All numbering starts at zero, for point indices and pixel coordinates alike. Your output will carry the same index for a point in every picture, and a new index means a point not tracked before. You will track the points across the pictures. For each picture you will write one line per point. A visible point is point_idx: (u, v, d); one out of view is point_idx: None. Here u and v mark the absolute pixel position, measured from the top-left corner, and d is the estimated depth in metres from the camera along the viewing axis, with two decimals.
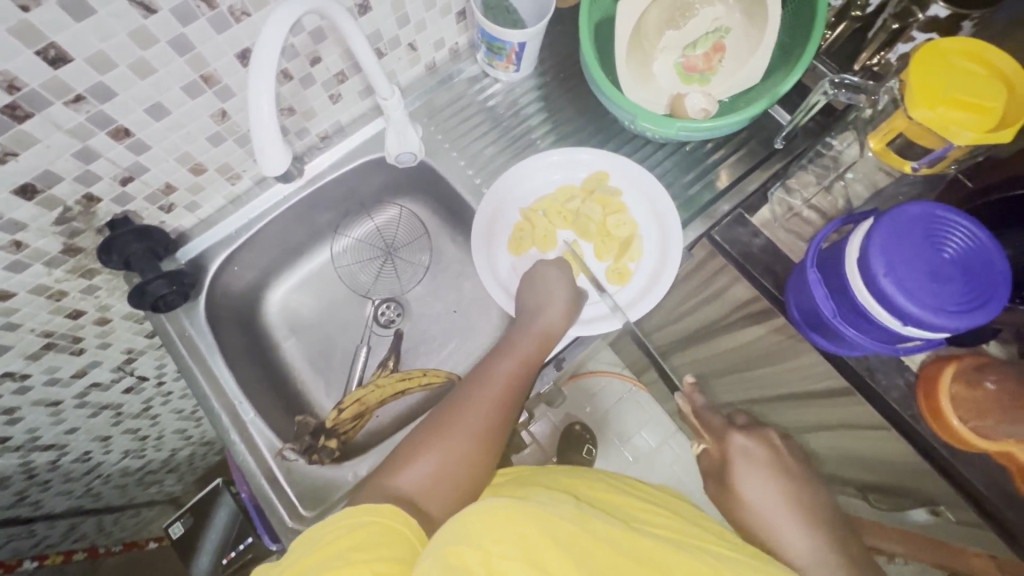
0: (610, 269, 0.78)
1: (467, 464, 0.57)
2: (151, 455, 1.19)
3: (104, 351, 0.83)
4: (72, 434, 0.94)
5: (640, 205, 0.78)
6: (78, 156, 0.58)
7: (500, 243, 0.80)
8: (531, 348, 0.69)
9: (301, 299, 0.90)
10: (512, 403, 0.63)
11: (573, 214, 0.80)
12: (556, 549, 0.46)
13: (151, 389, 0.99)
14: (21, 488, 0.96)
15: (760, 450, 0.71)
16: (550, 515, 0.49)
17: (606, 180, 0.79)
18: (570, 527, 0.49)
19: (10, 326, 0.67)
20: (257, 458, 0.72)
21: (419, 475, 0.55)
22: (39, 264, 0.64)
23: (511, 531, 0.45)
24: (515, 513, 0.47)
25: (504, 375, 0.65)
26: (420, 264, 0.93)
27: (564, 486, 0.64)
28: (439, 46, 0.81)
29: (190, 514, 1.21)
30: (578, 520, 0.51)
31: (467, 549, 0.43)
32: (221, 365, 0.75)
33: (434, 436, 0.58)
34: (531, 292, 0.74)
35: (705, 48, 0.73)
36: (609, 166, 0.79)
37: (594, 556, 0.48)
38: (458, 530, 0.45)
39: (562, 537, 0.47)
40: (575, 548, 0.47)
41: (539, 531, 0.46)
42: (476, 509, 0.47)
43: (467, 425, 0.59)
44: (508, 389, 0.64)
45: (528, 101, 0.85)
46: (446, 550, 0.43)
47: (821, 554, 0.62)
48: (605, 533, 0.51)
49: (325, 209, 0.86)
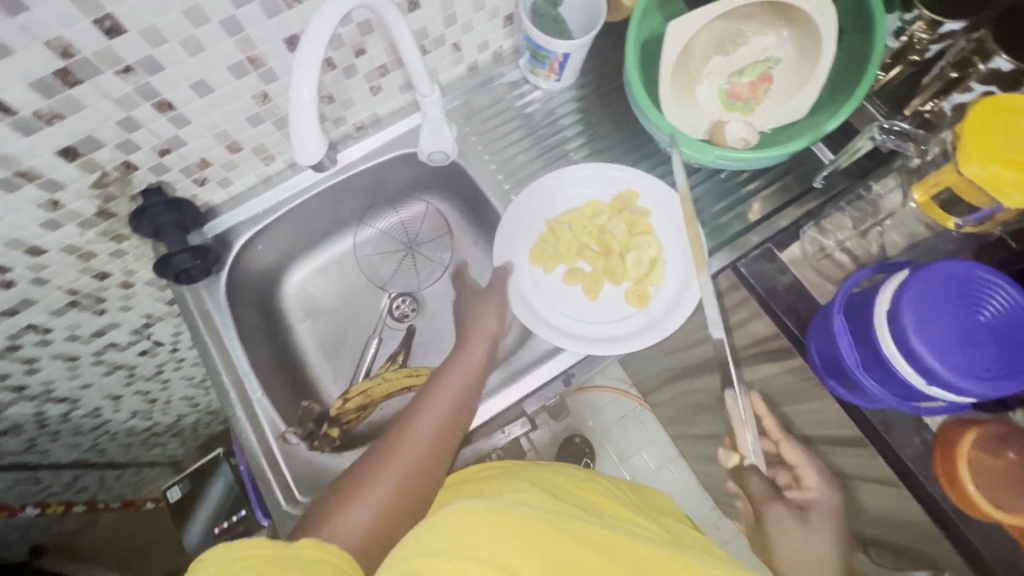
0: (630, 291, 0.76)
1: (405, 496, 0.56)
2: (158, 417, 1.22)
3: (125, 314, 0.86)
4: (85, 389, 0.97)
5: (666, 227, 0.78)
6: (121, 124, 0.59)
7: (523, 250, 0.78)
8: (467, 368, 0.70)
9: (319, 284, 0.91)
10: (458, 410, 0.65)
11: (599, 230, 0.79)
12: (528, 552, 0.47)
13: (165, 353, 1.02)
14: (31, 436, 0.98)
15: None
16: (523, 513, 0.50)
17: (635, 200, 0.78)
18: (542, 526, 0.49)
19: (39, 281, 0.70)
20: (260, 437, 0.72)
21: (361, 509, 0.53)
22: (73, 224, 0.66)
23: (486, 535, 0.47)
24: (488, 516, 0.48)
25: (443, 408, 0.64)
26: (439, 262, 0.92)
27: (548, 479, 0.63)
28: (484, 48, 0.81)
29: (187, 480, 1.24)
30: (552, 516, 0.51)
31: (438, 560, 0.44)
32: (235, 343, 0.76)
33: (383, 458, 0.58)
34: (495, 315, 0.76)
35: (752, 77, 0.72)
36: (638, 184, 0.79)
37: (572, 560, 0.48)
38: (425, 537, 0.46)
39: (534, 536, 0.48)
40: (548, 545, 0.48)
41: (512, 538, 0.47)
42: (449, 515, 0.48)
43: (416, 442, 0.60)
44: (455, 402, 0.65)
45: (566, 112, 0.84)
46: (415, 563, 0.44)
47: None
48: (578, 529, 0.52)
49: (352, 199, 0.87)
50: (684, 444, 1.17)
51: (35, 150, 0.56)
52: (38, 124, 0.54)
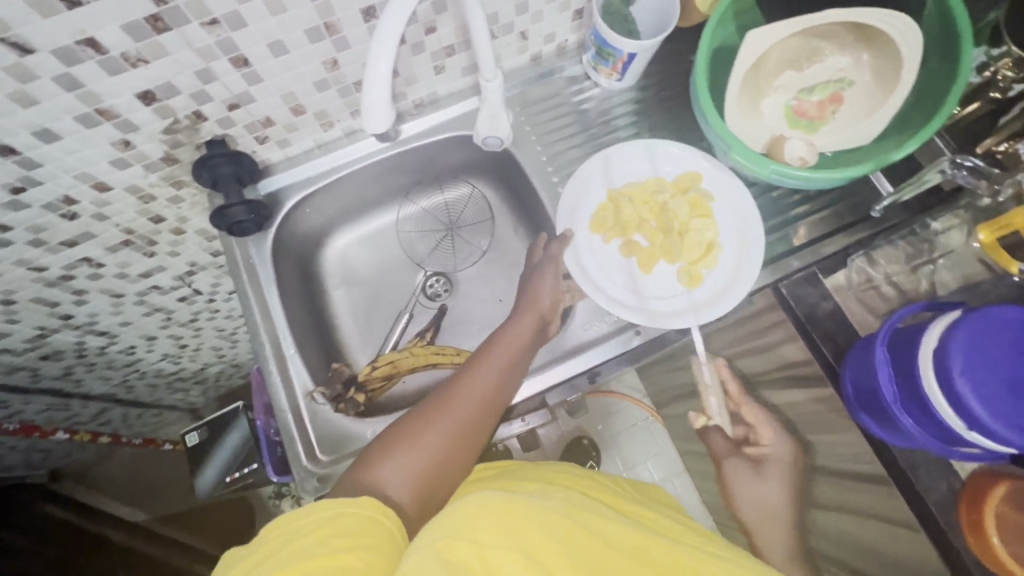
0: (684, 270, 0.74)
1: (444, 462, 0.56)
2: (186, 363, 1.26)
3: (172, 259, 0.89)
4: (124, 326, 1.01)
5: (726, 212, 0.76)
6: (198, 74, 0.61)
7: (581, 219, 0.77)
8: (516, 343, 0.67)
9: (359, 253, 0.92)
10: (494, 396, 0.62)
11: (659, 207, 0.77)
12: (551, 543, 0.46)
13: (202, 302, 1.06)
14: (69, 364, 1.03)
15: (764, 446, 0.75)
16: (545, 507, 0.49)
17: (699, 182, 0.77)
18: (563, 521, 0.49)
19: (101, 216, 0.73)
20: (288, 393, 0.74)
21: (396, 474, 0.53)
22: (139, 166, 0.68)
23: (508, 523, 0.47)
24: (512, 507, 0.48)
25: (480, 393, 0.61)
26: (478, 246, 0.93)
27: (558, 478, 0.63)
28: (549, 39, 0.81)
29: (205, 428, 1.27)
30: (571, 513, 0.51)
31: (460, 544, 0.44)
32: (275, 300, 0.78)
33: (412, 430, 0.56)
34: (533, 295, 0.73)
35: (822, 96, 0.72)
36: (700, 167, 0.78)
37: (590, 555, 0.48)
38: (450, 522, 0.46)
39: (555, 530, 0.48)
40: (569, 543, 0.48)
41: (530, 530, 0.47)
42: (473, 503, 0.47)
43: (446, 421, 0.58)
44: (493, 387, 0.62)
45: (622, 113, 0.84)
46: (438, 545, 0.44)
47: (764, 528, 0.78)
48: (598, 526, 0.51)
49: (401, 173, 0.88)
50: (692, 460, 1.16)
51: (117, 90, 0.59)
52: (124, 65, 0.56)
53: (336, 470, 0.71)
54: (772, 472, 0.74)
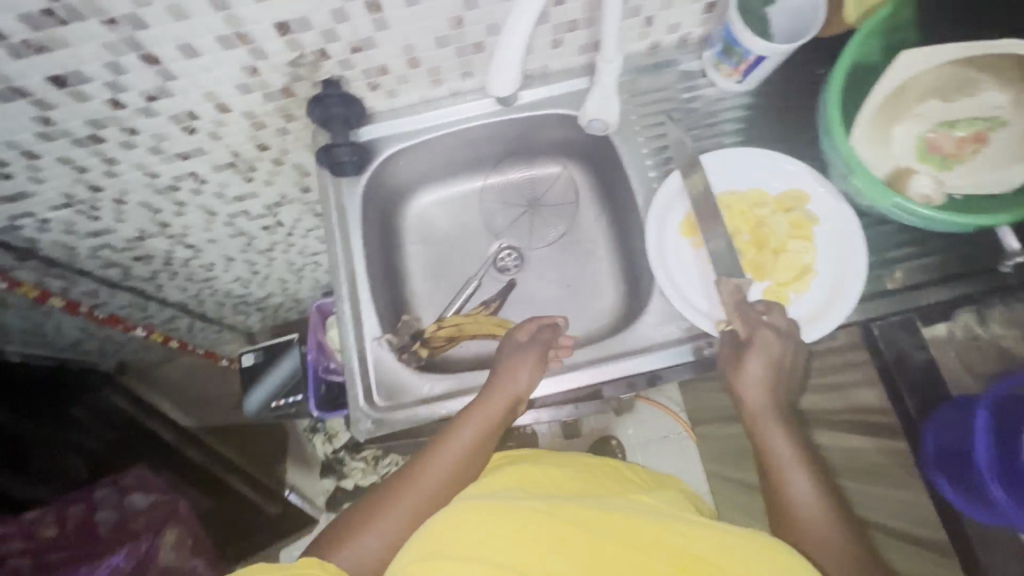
0: (768, 291, 0.71)
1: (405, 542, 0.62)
2: (254, 289, 1.33)
3: (265, 188, 0.93)
4: (210, 244, 1.07)
5: (827, 240, 0.71)
6: (333, 13, 0.63)
7: (671, 222, 0.75)
8: (484, 419, 0.66)
9: (439, 214, 0.93)
10: (462, 470, 0.64)
11: (757, 222, 0.74)
12: (529, 542, 0.53)
13: (282, 234, 1.11)
14: (156, 269, 1.11)
15: (777, 348, 0.63)
16: (526, 508, 0.56)
17: (806, 203, 0.73)
18: (541, 518, 0.55)
19: (215, 136, 0.77)
20: (356, 334, 0.77)
21: (354, 558, 0.61)
22: (260, 93, 0.72)
23: (476, 530, 0.54)
24: (489, 512, 0.55)
25: (441, 472, 0.63)
26: (555, 229, 0.93)
27: (578, 475, 0.68)
28: (672, 30, 0.78)
29: (261, 352, 1.35)
30: (554, 508, 0.57)
31: (439, 562, 0.52)
32: (358, 244, 0.80)
33: (371, 516, 0.62)
34: (507, 362, 0.70)
35: (963, 133, 0.66)
36: (811, 188, 0.73)
37: (572, 547, 0.54)
38: (427, 541, 0.54)
39: (534, 531, 0.54)
40: (551, 539, 0.54)
41: (496, 533, 0.54)
42: (455, 513, 0.56)
43: (411, 502, 0.62)
44: (460, 460, 0.64)
45: (733, 117, 0.80)
46: (416, 567, 0.52)
47: (812, 501, 0.57)
48: (583, 517, 0.56)
49: (495, 142, 0.88)
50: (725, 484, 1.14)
51: (257, 17, 0.61)
52: None
53: (389, 416, 0.73)
54: (769, 335, 0.63)
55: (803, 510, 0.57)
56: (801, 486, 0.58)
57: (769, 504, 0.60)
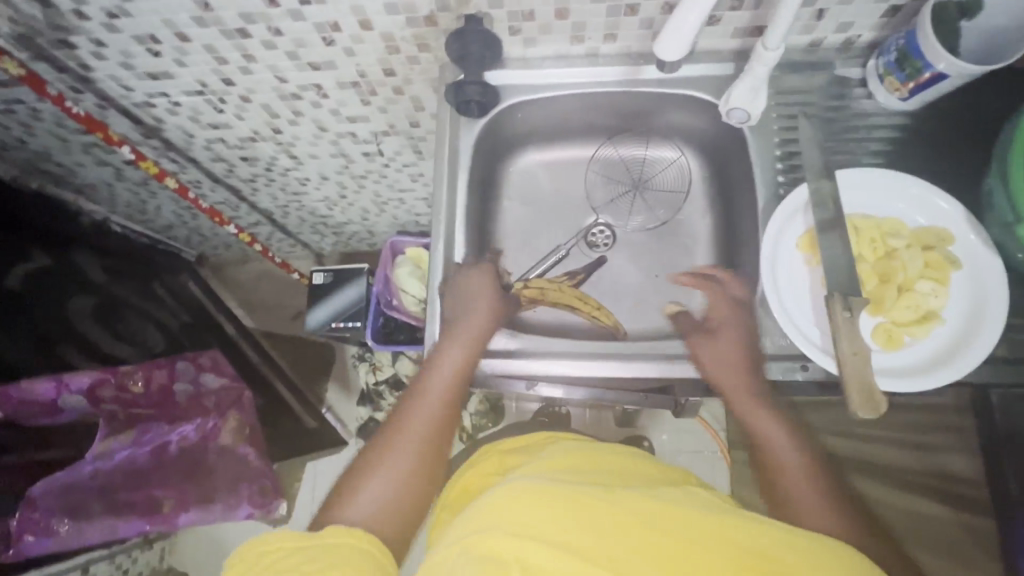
0: (882, 328, 0.65)
1: (408, 484, 0.62)
2: (336, 212, 1.37)
3: (378, 114, 0.94)
4: (312, 159, 1.10)
5: (962, 290, 0.65)
6: None
7: (793, 231, 0.70)
8: (468, 355, 0.70)
9: (541, 176, 0.92)
10: (449, 398, 0.67)
11: (886, 252, 0.68)
12: (586, 533, 0.49)
13: (378, 164, 1.13)
14: (257, 172, 1.15)
15: (723, 322, 0.70)
16: (578, 495, 0.52)
17: (948, 244, 0.66)
18: (596, 504, 0.51)
19: (349, 52, 0.78)
20: (442, 274, 0.77)
21: (362, 505, 0.60)
22: (405, 16, 0.71)
23: (530, 515, 0.50)
24: (537, 495, 0.52)
25: (430, 411, 0.66)
26: (655, 216, 0.90)
27: (624, 468, 0.64)
28: (841, 29, 0.72)
29: (331, 274, 1.39)
30: (606, 495, 0.53)
31: (493, 545, 0.48)
32: (462, 187, 0.80)
33: (376, 463, 0.63)
34: (451, 299, 0.74)
35: None
36: (958, 230, 0.66)
37: (638, 542, 0.49)
38: (481, 523, 0.50)
39: (588, 518, 0.50)
40: (609, 530, 0.49)
41: (553, 516, 0.49)
42: (501, 496, 0.52)
43: (408, 445, 0.64)
44: (448, 394, 0.67)
45: (885, 136, 0.74)
46: (467, 547, 0.49)
47: (804, 475, 0.62)
48: (639, 509, 0.52)
49: (617, 114, 0.85)
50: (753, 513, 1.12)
51: None
52: None
53: None
54: (732, 322, 0.69)
55: (796, 489, 0.61)
56: (794, 459, 0.63)
57: (771, 497, 0.63)
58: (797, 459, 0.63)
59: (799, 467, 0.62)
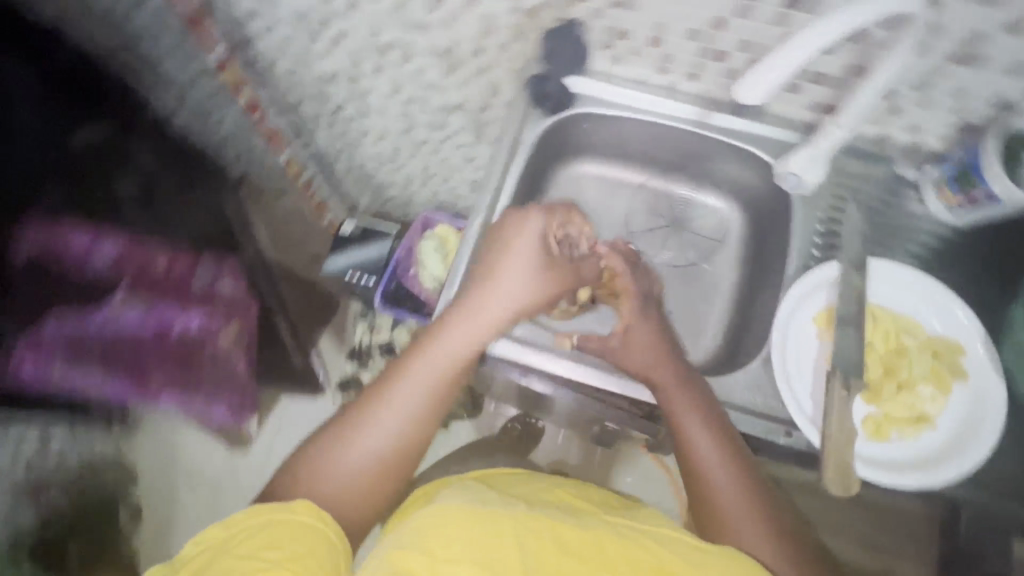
0: (872, 419, 0.67)
1: (381, 462, 0.63)
2: (382, 173, 1.40)
3: (453, 88, 0.97)
4: (378, 112, 1.13)
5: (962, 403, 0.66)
6: None
7: (812, 304, 0.72)
8: (472, 337, 0.68)
9: (590, 189, 0.95)
10: (442, 385, 0.66)
11: (897, 348, 0.69)
12: (507, 556, 0.53)
13: (438, 137, 1.16)
14: (321, 113, 1.18)
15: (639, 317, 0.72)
16: (499, 515, 0.56)
17: (958, 355, 0.68)
18: (517, 529, 0.55)
19: (447, 22, 0.82)
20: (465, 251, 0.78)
21: (331, 471, 0.62)
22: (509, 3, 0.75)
23: (461, 534, 0.54)
24: (463, 516, 0.56)
25: (415, 395, 0.65)
26: (686, 257, 0.93)
27: (559, 492, 0.68)
28: (909, 129, 0.75)
29: (359, 228, 1.42)
30: (527, 518, 0.56)
31: (410, 554, 0.52)
32: (513, 173, 0.82)
33: (352, 429, 0.63)
34: (488, 265, 0.70)
35: None
36: (970, 345, 0.68)
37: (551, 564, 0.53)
38: (418, 534, 0.54)
39: (516, 543, 0.54)
40: (523, 553, 0.53)
41: (474, 536, 0.54)
42: (433, 514, 0.56)
43: (387, 423, 0.64)
44: (441, 379, 0.66)
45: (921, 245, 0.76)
46: (392, 552, 0.53)
47: (726, 479, 0.62)
48: (555, 530, 0.56)
49: (678, 151, 0.88)
50: None
51: None
52: None
53: None
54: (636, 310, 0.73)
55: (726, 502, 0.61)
56: (718, 464, 0.63)
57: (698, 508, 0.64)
58: (725, 476, 0.62)
59: (734, 476, 0.62)
